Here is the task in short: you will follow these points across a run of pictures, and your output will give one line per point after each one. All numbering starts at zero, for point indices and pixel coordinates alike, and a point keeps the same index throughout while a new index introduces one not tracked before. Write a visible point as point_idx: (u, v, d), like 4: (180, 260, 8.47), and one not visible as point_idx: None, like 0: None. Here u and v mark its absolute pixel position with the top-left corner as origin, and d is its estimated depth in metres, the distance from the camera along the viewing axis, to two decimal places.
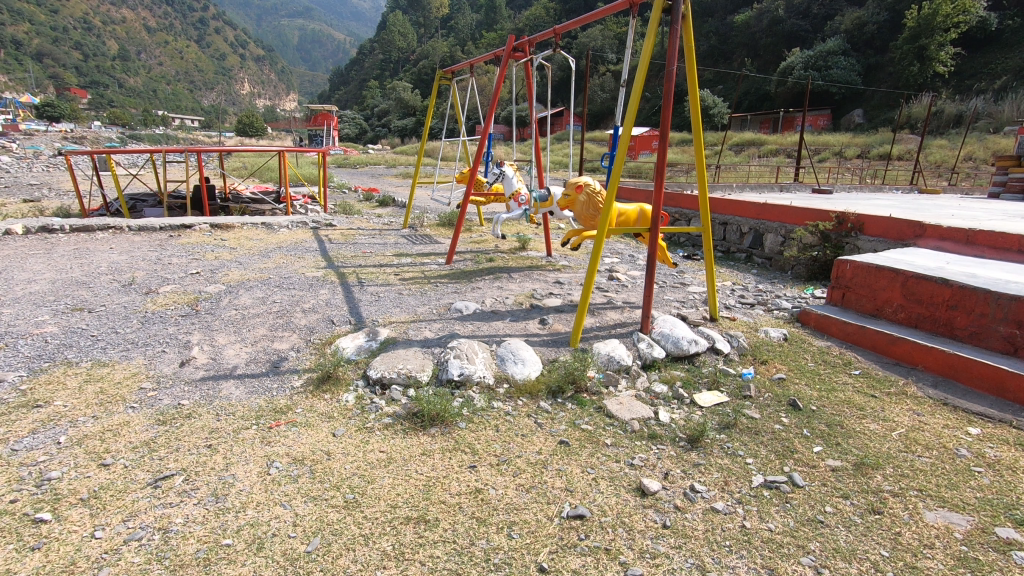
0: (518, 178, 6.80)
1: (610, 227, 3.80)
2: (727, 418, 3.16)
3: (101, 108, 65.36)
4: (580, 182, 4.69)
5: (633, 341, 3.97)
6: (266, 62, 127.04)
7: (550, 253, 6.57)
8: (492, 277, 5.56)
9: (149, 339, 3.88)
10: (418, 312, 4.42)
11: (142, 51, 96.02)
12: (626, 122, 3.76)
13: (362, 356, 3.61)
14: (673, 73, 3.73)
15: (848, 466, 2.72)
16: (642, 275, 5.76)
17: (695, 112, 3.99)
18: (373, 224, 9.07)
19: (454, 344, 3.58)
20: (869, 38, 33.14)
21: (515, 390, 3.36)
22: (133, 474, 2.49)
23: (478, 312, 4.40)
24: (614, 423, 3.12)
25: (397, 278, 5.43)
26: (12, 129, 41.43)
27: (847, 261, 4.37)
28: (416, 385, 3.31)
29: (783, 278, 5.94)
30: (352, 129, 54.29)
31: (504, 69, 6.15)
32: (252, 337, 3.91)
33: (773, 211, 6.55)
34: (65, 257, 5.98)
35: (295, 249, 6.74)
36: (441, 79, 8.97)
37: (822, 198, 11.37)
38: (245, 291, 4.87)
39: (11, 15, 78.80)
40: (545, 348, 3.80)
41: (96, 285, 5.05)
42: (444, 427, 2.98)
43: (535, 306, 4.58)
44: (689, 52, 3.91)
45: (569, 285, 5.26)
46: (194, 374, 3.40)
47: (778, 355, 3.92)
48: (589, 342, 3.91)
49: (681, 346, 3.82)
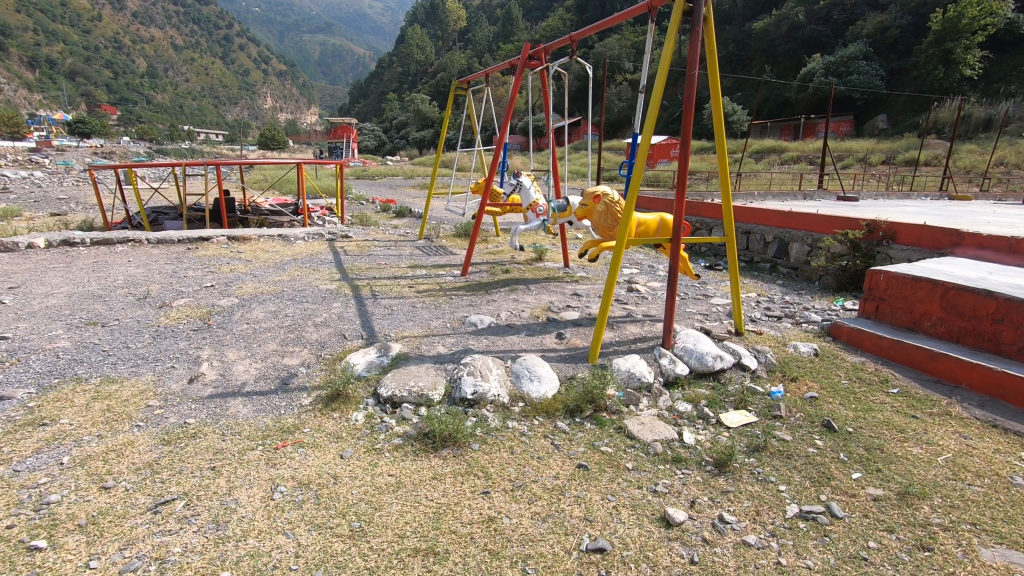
0: (535, 188, 6.63)
1: (629, 239, 3.64)
2: (757, 440, 2.98)
3: (130, 124, 67.60)
4: (598, 192, 4.54)
5: (654, 356, 3.79)
6: (288, 76, 130.02)
7: (568, 264, 6.41)
8: (508, 289, 5.43)
9: (159, 355, 3.82)
10: (431, 326, 4.30)
11: (170, 69, 99.08)
12: (645, 129, 3.60)
13: (373, 373, 3.48)
14: (695, 77, 3.58)
15: (891, 495, 2.51)
16: (662, 287, 5.57)
17: (718, 119, 3.82)
18: (389, 235, 9.04)
19: (467, 361, 3.44)
20: (891, 43, 32.56)
21: (531, 409, 3.21)
22: (134, 499, 2.40)
23: (493, 326, 4.27)
24: (635, 445, 2.96)
25: (412, 290, 5.35)
26: (45, 145, 42.98)
27: (881, 272, 4.16)
28: (427, 404, 3.19)
29: (810, 288, 5.72)
30: (371, 142, 54.91)
31: (520, 77, 5.99)
32: (263, 353, 3.82)
33: (798, 219, 6.33)
34: (84, 271, 6.01)
35: (311, 261, 6.70)
36: (456, 89, 8.83)
37: (848, 205, 11.07)
38: (258, 304, 4.82)
39: (46, 36, 81.99)
40: (563, 364, 3.64)
41: (111, 299, 5.04)
42: (456, 448, 2.84)
43: (551, 320, 4.43)
44: (712, 59, 3.76)
45: (587, 298, 5.10)
46: (202, 392, 3.32)
47: (809, 372, 3.71)
48: (608, 358, 3.75)
49: (706, 362, 3.63)
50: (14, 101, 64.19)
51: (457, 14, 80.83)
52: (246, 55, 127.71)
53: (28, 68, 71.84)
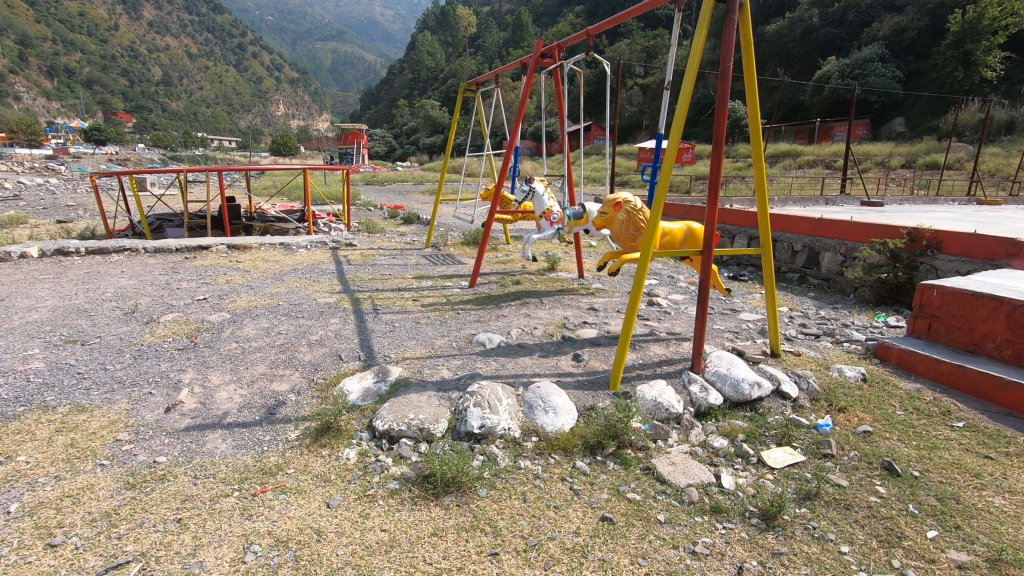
0: (549, 195, 6.24)
1: (655, 252, 3.25)
2: (807, 486, 2.58)
3: (145, 132, 68.41)
4: (619, 199, 4.15)
5: (684, 382, 3.40)
6: (301, 85, 131.11)
7: (582, 274, 6.05)
8: (519, 302, 5.05)
9: (137, 378, 3.49)
10: (436, 345, 3.94)
11: (185, 77, 100.36)
12: (674, 127, 3.21)
13: (369, 402, 3.11)
14: (729, 70, 3.21)
15: (979, 561, 2.10)
16: (686, 301, 5.16)
17: (754, 118, 3.44)
18: (395, 243, 8.74)
19: (474, 390, 3.07)
20: (908, 44, 31.93)
21: (546, 445, 2.83)
22: (81, 561, 2.04)
23: (503, 346, 3.89)
24: (666, 491, 2.57)
25: (416, 304, 4.99)
26: (63, 152, 43.43)
27: (934, 287, 3.74)
28: (428, 440, 2.82)
29: (846, 302, 5.31)
30: (382, 147, 54.97)
31: (531, 76, 5.61)
32: (249, 376, 3.48)
33: (830, 226, 5.90)
34: (73, 282, 5.73)
35: (312, 271, 6.39)
36: (465, 91, 8.47)
37: (873, 211, 10.64)
38: (251, 320, 4.48)
39: (65, 45, 83.35)
40: (581, 392, 3.24)
41: (97, 314, 4.73)
42: (461, 495, 2.47)
43: (567, 338, 4.05)
44: (747, 53, 3.39)
45: (606, 313, 4.73)
46: (179, 423, 2.98)
47: (859, 401, 3.29)
48: (631, 384, 3.37)
49: (742, 390, 3.24)
50: (32, 110, 65.09)
51: (467, 20, 80.68)
52: (259, 63, 128.78)
53: (47, 78, 72.88)
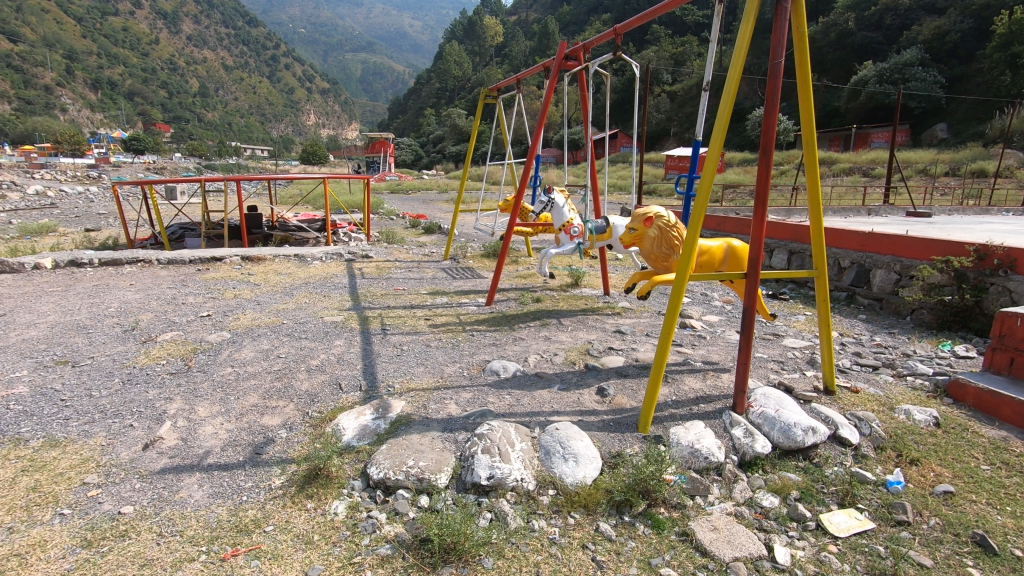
0: (571, 206, 5.82)
1: (692, 276, 2.84)
2: (882, 566, 2.13)
3: (182, 141, 70.43)
4: (650, 213, 3.72)
5: (724, 425, 2.96)
6: (332, 95, 133.56)
7: (608, 292, 5.63)
8: (539, 323, 4.68)
9: (121, 408, 3.21)
10: (445, 373, 3.57)
11: (221, 88, 103.28)
12: (715, 135, 2.81)
13: (365, 444, 2.76)
14: (781, 68, 2.78)
15: None
16: (723, 325, 4.69)
17: (809, 121, 3.02)
18: (413, 254, 8.47)
19: (483, 432, 2.70)
20: (951, 48, 30.61)
21: (566, 501, 2.44)
22: None
23: (519, 376, 3.51)
24: (708, 566, 2.14)
25: (428, 324, 4.65)
26: (104, 160, 44.79)
27: (1016, 314, 3.20)
28: (430, 491, 2.45)
29: (903, 326, 4.80)
30: (409, 155, 55.39)
31: (555, 79, 5.22)
32: (239, 409, 3.16)
33: (883, 241, 5.36)
34: (80, 296, 5.55)
35: (324, 285, 6.13)
36: (486, 96, 8.13)
37: (921, 222, 10.04)
38: (251, 341, 4.19)
39: (109, 59, 86.64)
40: (605, 434, 2.84)
41: (96, 331, 4.51)
42: (463, 566, 2.09)
43: (591, 368, 3.64)
44: (800, 49, 2.96)
45: (633, 337, 4.31)
46: (154, 464, 2.67)
47: (932, 451, 2.80)
48: (663, 426, 2.95)
49: (794, 437, 2.79)
50: (77, 121, 67.70)
51: (494, 30, 80.17)
52: (292, 74, 131.62)
53: (92, 90, 75.70)
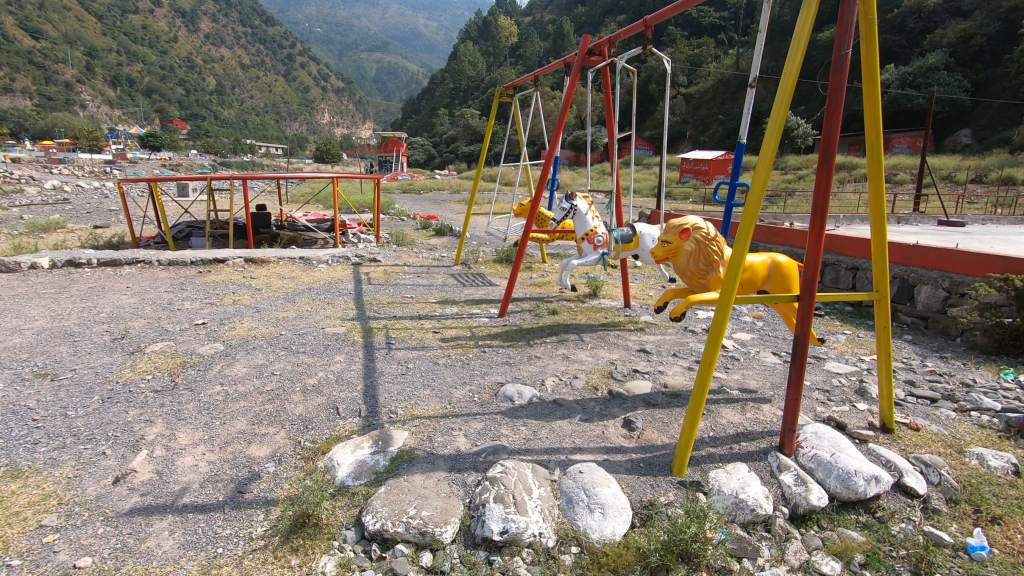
0: (593, 213, 5.44)
1: (736, 298, 2.47)
2: None
3: (197, 138, 70.82)
4: (687, 225, 3.37)
5: (770, 469, 2.60)
6: (347, 95, 133.98)
7: (629, 304, 5.27)
8: (556, 339, 4.32)
9: (96, 433, 2.90)
10: (454, 399, 3.21)
11: (238, 86, 103.95)
12: (769, 138, 2.41)
13: (360, 484, 2.42)
14: (846, 58, 2.39)
15: None
16: (757, 345, 4.31)
17: (872, 123, 2.65)
18: (423, 258, 8.16)
19: (496, 475, 2.35)
20: (976, 52, 29.79)
21: (591, 564, 2.06)
22: None
23: (535, 402, 3.15)
24: None
25: (436, 338, 4.32)
26: (121, 157, 45.13)
27: None
28: (433, 547, 2.10)
29: (953, 350, 4.40)
30: (422, 155, 55.26)
31: (577, 75, 4.84)
32: (223, 437, 2.83)
33: (930, 255, 4.94)
34: (73, 299, 5.30)
35: (328, 291, 5.82)
36: (501, 95, 7.77)
37: (957, 232, 9.50)
38: (246, 355, 3.88)
39: (128, 56, 87.53)
40: (634, 478, 2.48)
41: (83, 339, 4.23)
42: None
43: (615, 395, 3.26)
44: (866, 40, 2.57)
45: (660, 357, 3.94)
46: (124, 502, 2.36)
47: (1018, 508, 2.41)
48: (701, 468, 2.58)
49: (854, 487, 2.42)
50: (97, 117, 68.41)
51: (509, 30, 79.25)
52: (307, 73, 132.27)
53: (111, 87, 76.47)
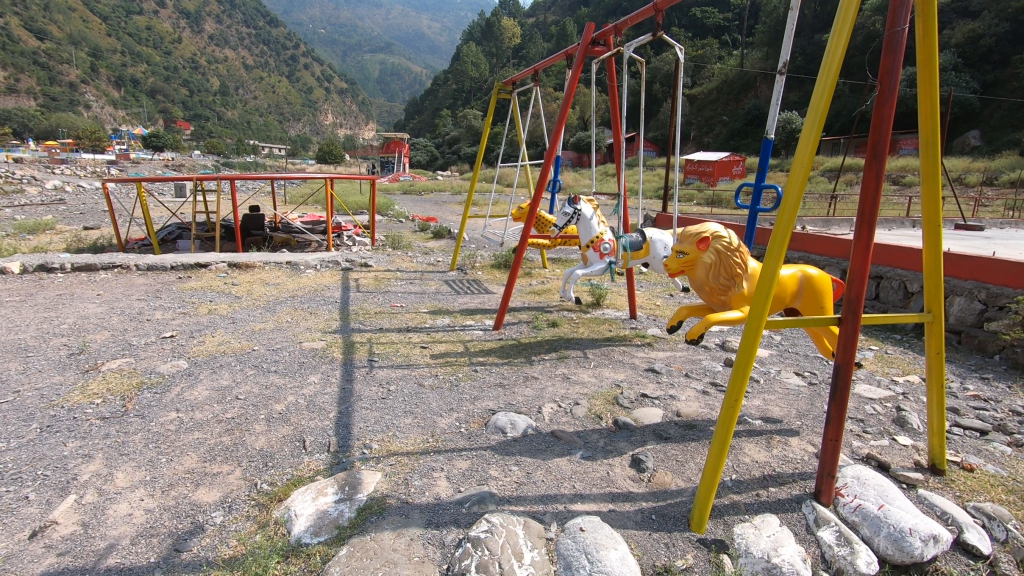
0: (599, 218, 5.04)
1: (767, 320, 2.04)
2: None
3: (201, 139, 70.68)
4: (705, 233, 2.96)
5: (805, 521, 2.20)
6: (350, 95, 133.82)
7: (636, 316, 4.87)
8: (556, 357, 3.90)
9: (22, 470, 2.51)
10: (437, 430, 2.83)
11: (242, 87, 104.08)
12: (809, 130, 1.98)
13: (319, 542, 2.02)
14: (902, 36, 1.97)
15: None
16: (777, 364, 3.89)
17: (929, 115, 2.26)
18: (418, 263, 7.79)
19: (480, 535, 1.95)
20: (985, 52, 29.20)
21: None
22: None
23: (530, 435, 2.77)
24: None
25: (425, 355, 3.92)
26: (123, 158, 44.87)
27: None
28: None
29: (991, 370, 3.99)
30: (424, 156, 54.99)
31: (580, 66, 4.46)
32: (167, 478, 2.45)
33: (967, 263, 4.49)
34: (36, 308, 4.93)
35: (312, 300, 5.44)
36: (501, 91, 7.40)
37: (978, 237, 9.10)
38: (212, 373, 3.51)
39: (132, 57, 87.47)
40: (644, 534, 2.09)
41: (36, 355, 3.86)
42: None
43: (622, 427, 2.86)
44: (923, 16, 2.15)
45: (671, 378, 3.53)
46: (37, 564, 1.97)
47: None
48: (724, 522, 2.18)
49: (909, 548, 2.02)
50: (100, 118, 68.23)
51: (512, 31, 78.86)
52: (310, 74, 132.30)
53: (114, 87, 76.39)
